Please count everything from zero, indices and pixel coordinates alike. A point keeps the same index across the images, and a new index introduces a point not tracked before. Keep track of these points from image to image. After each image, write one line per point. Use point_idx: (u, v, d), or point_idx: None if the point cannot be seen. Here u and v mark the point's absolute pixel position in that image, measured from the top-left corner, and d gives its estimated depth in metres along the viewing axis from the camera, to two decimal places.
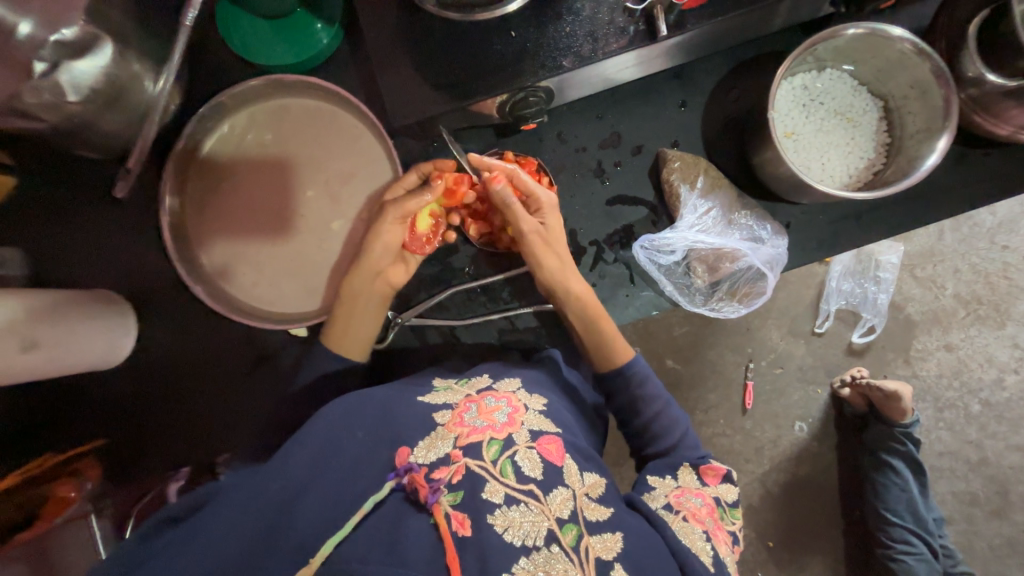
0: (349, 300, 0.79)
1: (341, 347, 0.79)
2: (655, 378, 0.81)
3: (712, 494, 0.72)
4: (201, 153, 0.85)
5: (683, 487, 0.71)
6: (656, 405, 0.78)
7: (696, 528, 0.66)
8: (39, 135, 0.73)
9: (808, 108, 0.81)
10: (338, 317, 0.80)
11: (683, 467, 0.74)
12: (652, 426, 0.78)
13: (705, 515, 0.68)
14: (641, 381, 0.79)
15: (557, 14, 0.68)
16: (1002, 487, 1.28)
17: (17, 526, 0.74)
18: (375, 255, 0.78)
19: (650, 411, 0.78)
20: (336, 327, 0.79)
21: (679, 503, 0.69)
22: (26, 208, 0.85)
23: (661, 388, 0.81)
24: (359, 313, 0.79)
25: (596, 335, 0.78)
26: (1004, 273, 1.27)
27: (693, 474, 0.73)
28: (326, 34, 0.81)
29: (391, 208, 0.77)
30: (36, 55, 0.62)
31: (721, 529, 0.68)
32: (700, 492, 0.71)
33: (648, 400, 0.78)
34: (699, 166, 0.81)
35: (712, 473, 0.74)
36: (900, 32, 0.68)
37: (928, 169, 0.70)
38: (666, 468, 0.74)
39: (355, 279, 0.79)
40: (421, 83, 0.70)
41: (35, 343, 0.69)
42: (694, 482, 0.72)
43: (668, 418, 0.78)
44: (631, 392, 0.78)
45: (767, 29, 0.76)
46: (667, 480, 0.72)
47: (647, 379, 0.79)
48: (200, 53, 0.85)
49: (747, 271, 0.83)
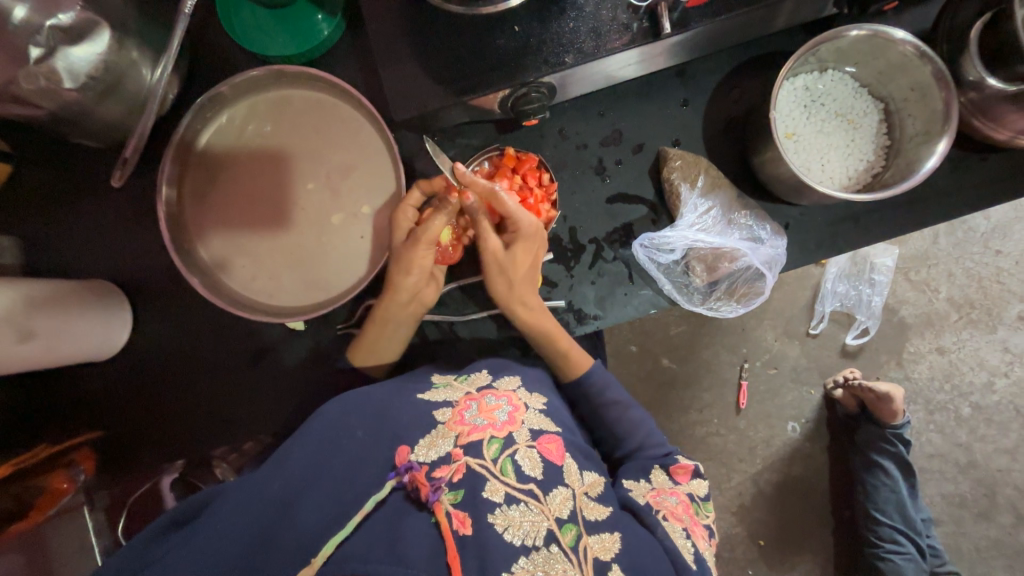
0: (381, 322, 0.80)
1: (368, 362, 0.82)
2: (615, 382, 0.82)
3: (686, 491, 0.73)
4: (200, 142, 0.84)
5: (659, 488, 0.71)
6: (618, 408, 0.80)
7: (677, 526, 0.66)
8: (35, 122, 0.72)
9: (810, 109, 0.81)
10: (370, 335, 0.81)
11: (654, 469, 0.74)
12: (618, 429, 0.79)
13: (682, 513, 0.68)
14: (600, 390, 0.80)
15: (561, 10, 0.68)
16: (989, 489, 1.29)
17: (12, 517, 0.78)
18: (412, 283, 0.77)
19: (613, 416, 0.79)
20: (365, 345, 0.81)
21: (659, 502, 0.69)
22: (20, 195, 0.85)
23: (624, 393, 0.82)
24: (388, 332, 0.81)
25: (554, 353, 0.78)
26: (996, 278, 1.28)
27: (665, 475, 0.73)
28: (327, 25, 0.80)
29: (420, 236, 0.75)
30: (32, 40, 0.62)
31: (698, 525, 0.69)
32: (674, 490, 0.72)
33: (610, 406, 0.80)
34: (700, 165, 0.81)
35: (683, 470, 0.74)
36: (902, 35, 0.68)
37: (927, 172, 0.70)
38: (640, 471, 0.74)
39: (391, 305, 0.79)
40: (423, 77, 0.70)
41: (32, 333, 0.69)
42: (666, 482, 0.73)
43: (632, 420, 0.79)
44: (593, 398, 0.80)
45: (770, 29, 0.76)
46: (642, 482, 0.72)
47: (608, 385, 0.81)
48: (199, 41, 0.84)
49: (744, 270, 0.84)
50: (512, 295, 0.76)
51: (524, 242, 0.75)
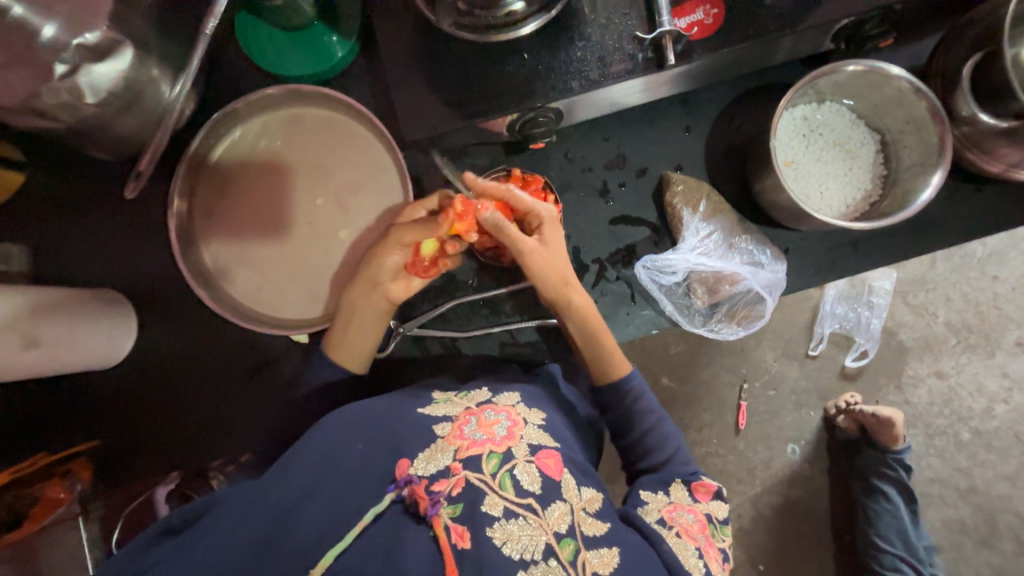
0: (348, 311, 0.79)
1: (339, 357, 0.79)
2: (648, 393, 0.81)
3: (704, 510, 0.71)
4: (213, 156, 0.86)
5: (675, 503, 0.71)
6: (650, 419, 0.79)
7: (689, 544, 0.66)
8: (53, 134, 0.74)
9: (809, 138, 0.84)
10: (336, 326, 0.80)
11: (675, 483, 0.74)
12: (646, 440, 0.79)
13: (697, 531, 0.68)
14: (636, 397, 0.79)
15: (568, 39, 0.70)
16: (990, 516, 1.28)
17: (7, 526, 0.77)
18: (374, 271, 0.78)
19: (644, 425, 0.79)
20: (335, 338, 0.80)
21: (672, 518, 0.68)
22: (33, 204, 0.86)
23: (657, 403, 0.82)
24: (358, 326, 0.79)
25: (593, 351, 0.78)
26: (994, 303, 1.29)
27: (684, 491, 0.73)
28: (341, 47, 0.83)
29: (391, 234, 0.77)
30: (58, 57, 0.63)
31: (712, 546, 0.68)
32: (692, 508, 0.71)
33: (644, 414, 0.79)
34: (701, 191, 0.83)
35: (704, 489, 0.74)
36: (898, 71, 0.70)
37: (923, 203, 0.72)
38: (659, 482, 0.74)
39: (352, 293, 0.78)
40: (434, 100, 0.72)
41: (36, 341, 0.69)
42: (685, 498, 0.72)
43: (661, 433, 0.79)
44: (628, 405, 0.79)
45: (770, 62, 0.79)
46: (660, 495, 0.72)
47: (642, 395, 0.80)
48: (216, 59, 0.87)
49: (745, 293, 0.85)
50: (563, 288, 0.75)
51: (551, 233, 0.75)
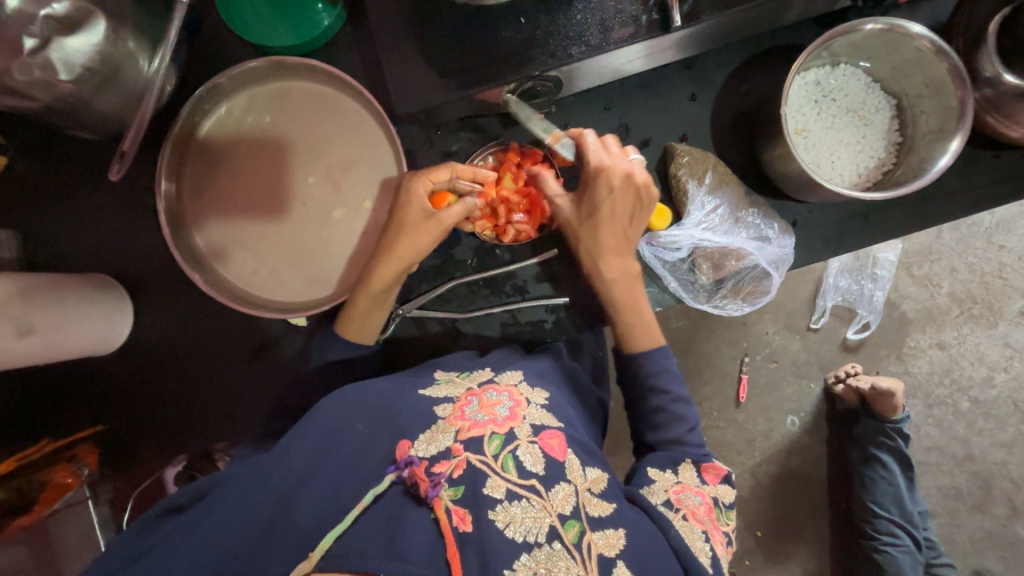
0: (371, 296, 0.77)
1: (357, 336, 0.79)
2: (673, 374, 0.79)
3: (712, 493, 0.72)
4: (200, 133, 0.82)
5: (683, 483, 0.71)
6: (663, 398, 0.77)
7: (696, 528, 0.66)
8: (29, 114, 0.70)
9: (820, 104, 0.80)
10: (357, 309, 0.78)
11: (684, 463, 0.73)
12: (655, 416, 0.77)
13: (703, 514, 0.68)
14: (653, 374, 0.78)
15: (567, 2, 0.66)
16: (985, 482, 1.30)
17: (17, 510, 0.82)
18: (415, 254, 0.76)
19: (657, 402, 0.77)
20: (353, 319, 0.78)
21: (679, 500, 0.69)
22: (16, 188, 0.83)
23: (679, 386, 0.79)
24: (381, 306, 0.79)
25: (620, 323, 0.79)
26: (999, 273, 1.27)
27: (693, 471, 0.73)
28: (327, 14, 0.78)
29: (439, 218, 0.75)
30: (26, 31, 0.59)
31: (717, 529, 0.68)
32: (699, 490, 0.71)
33: (658, 394, 0.77)
34: (707, 161, 0.80)
35: (713, 472, 0.74)
36: (919, 29, 0.66)
37: (939, 170, 0.69)
38: (668, 461, 0.73)
39: (382, 277, 0.76)
40: (426, 69, 0.69)
41: (31, 329, 0.68)
42: (694, 479, 0.72)
43: (673, 413, 0.76)
44: (642, 377, 0.78)
45: (781, 22, 0.74)
46: (667, 474, 0.72)
47: (661, 375, 0.78)
48: (196, 30, 0.83)
49: (751, 268, 0.83)
50: (606, 251, 0.77)
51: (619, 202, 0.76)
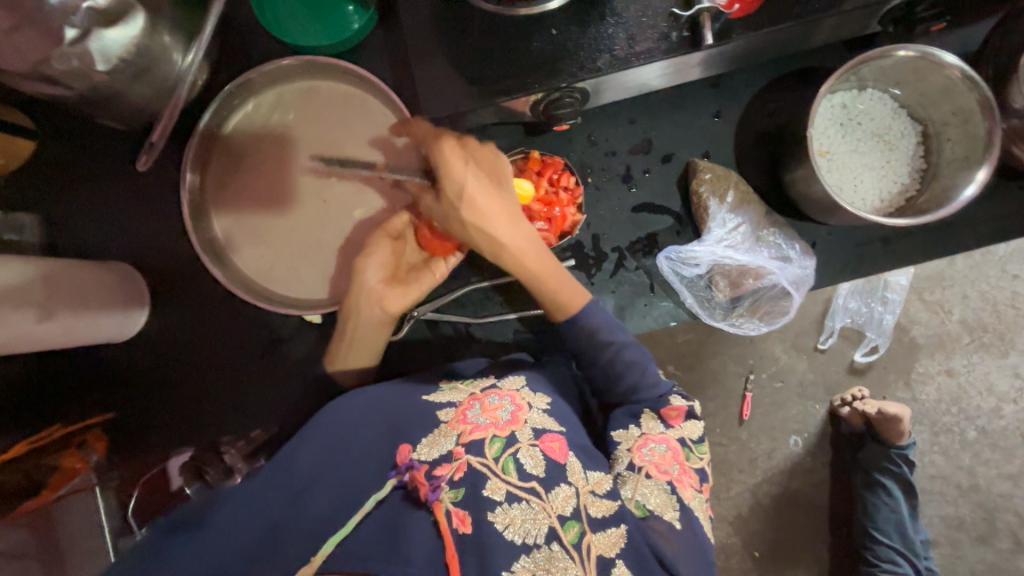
0: (347, 321, 0.77)
1: (346, 364, 0.80)
2: (614, 322, 0.75)
3: (678, 436, 0.70)
4: (227, 127, 0.84)
5: (646, 435, 0.69)
6: (607, 351, 0.73)
7: (660, 481, 0.65)
8: (63, 101, 0.71)
9: (846, 127, 0.80)
10: (341, 335, 0.79)
11: (644, 414, 0.71)
12: (608, 372, 0.73)
13: (668, 462, 0.66)
14: (593, 331, 0.73)
15: (599, 15, 0.67)
16: (989, 514, 1.28)
17: (25, 493, 0.77)
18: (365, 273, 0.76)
19: (606, 359, 0.73)
20: (338, 342, 0.80)
21: (642, 457, 0.67)
22: (43, 172, 0.85)
23: (622, 332, 0.75)
24: (358, 331, 0.78)
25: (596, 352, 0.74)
26: (1012, 302, 1.26)
27: (655, 419, 0.71)
28: (358, 18, 0.79)
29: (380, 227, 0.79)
30: (67, 21, 0.60)
31: (686, 472, 0.67)
32: (663, 437, 0.69)
33: (601, 348, 0.73)
34: (730, 180, 0.80)
35: (675, 413, 0.72)
36: (951, 59, 0.66)
37: (964, 200, 0.69)
38: (629, 416, 0.72)
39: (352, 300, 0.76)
40: (456, 76, 0.69)
41: (52, 314, 0.68)
42: (656, 427, 0.70)
43: (620, 362, 0.73)
44: (583, 339, 0.73)
45: (808, 44, 0.75)
46: (631, 431, 0.70)
47: (602, 328, 0.73)
48: (230, 27, 0.84)
49: (771, 288, 0.82)
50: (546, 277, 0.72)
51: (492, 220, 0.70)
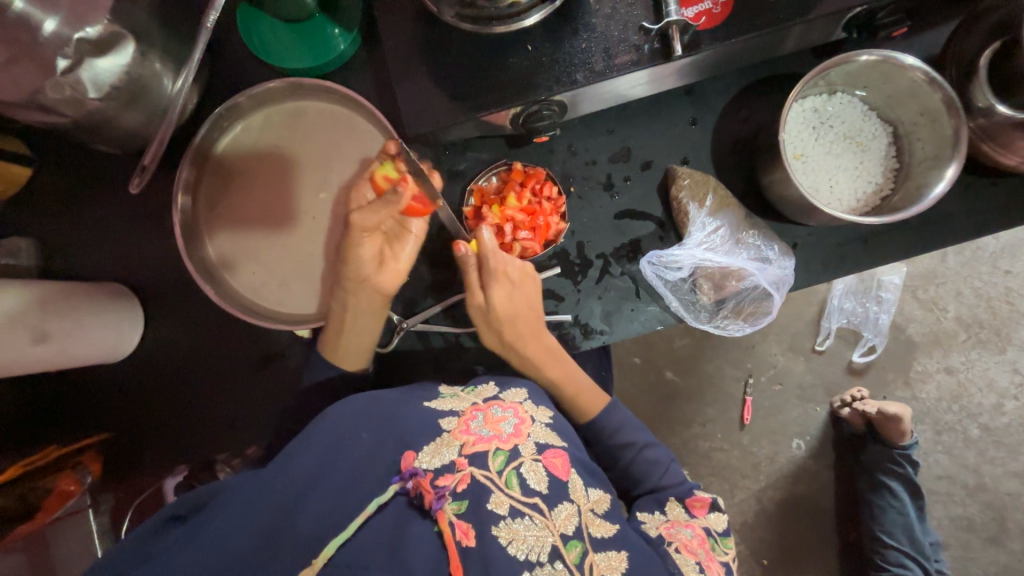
0: (337, 315, 0.80)
1: (344, 360, 0.82)
2: (635, 424, 0.84)
3: (702, 525, 0.73)
4: (217, 149, 0.86)
5: (672, 520, 0.73)
6: (631, 450, 0.81)
7: (689, 559, 0.67)
8: (58, 129, 0.73)
9: (818, 130, 0.82)
10: (332, 332, 0.81)
11: (670, 501, 0.76)
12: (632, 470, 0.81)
13: (696, 546, 0.69)
14: (614, 430, 0.82)
15: (573, 30, 0.69)
16: (998, 513, 1.27)
17: (21, 516, 0.83)
18: (352, 270, 0.78)
19: (627, 456, 0.81)
20: (331, 340, 0.81)
21: (671, 534, 0.70)
22: (39, 197, 0.87)
23: (646, 434, 0.83)
24: (351, 326, 0.80)
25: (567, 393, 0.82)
26: (1006, 298, 1.27)
27: (680, 508, 0.75)
28: (343, 39, 0.81)
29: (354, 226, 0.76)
30: (60, 52, 0.62)
31: (713, 560, 0.69)
32: (689, 523, 0.73)
33: (624, 447, 0.82)
34: (709, 184, 0.82)
35: (700, 504, 0.75)
36: (913, 61, 0.68)
37: (934, 199, 0.70)
38: (655, 503, 0.76)
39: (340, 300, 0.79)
40: (437, 92, 0.72)
41: (46, 335, 0.70)
42: (682, 515, 0.74)
43: (646, 460, 0.80)
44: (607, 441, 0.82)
45: (779, 51, 0.77)
46: (656, 514, 0.74)
47: (624, 428, 0.82)
48: (218, 52, 0.87)
49: (752, 289, 0.84)
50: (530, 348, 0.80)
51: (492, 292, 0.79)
